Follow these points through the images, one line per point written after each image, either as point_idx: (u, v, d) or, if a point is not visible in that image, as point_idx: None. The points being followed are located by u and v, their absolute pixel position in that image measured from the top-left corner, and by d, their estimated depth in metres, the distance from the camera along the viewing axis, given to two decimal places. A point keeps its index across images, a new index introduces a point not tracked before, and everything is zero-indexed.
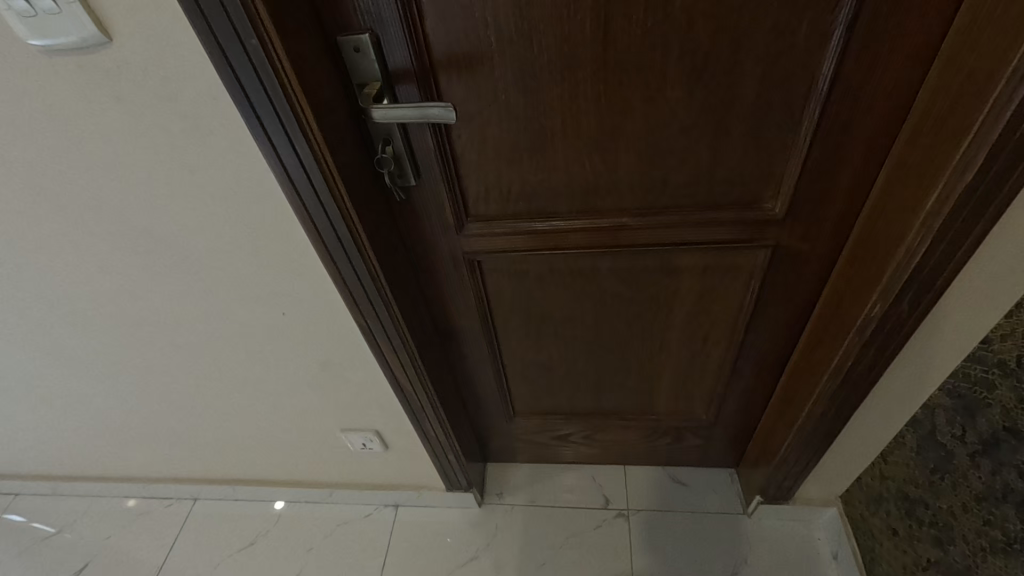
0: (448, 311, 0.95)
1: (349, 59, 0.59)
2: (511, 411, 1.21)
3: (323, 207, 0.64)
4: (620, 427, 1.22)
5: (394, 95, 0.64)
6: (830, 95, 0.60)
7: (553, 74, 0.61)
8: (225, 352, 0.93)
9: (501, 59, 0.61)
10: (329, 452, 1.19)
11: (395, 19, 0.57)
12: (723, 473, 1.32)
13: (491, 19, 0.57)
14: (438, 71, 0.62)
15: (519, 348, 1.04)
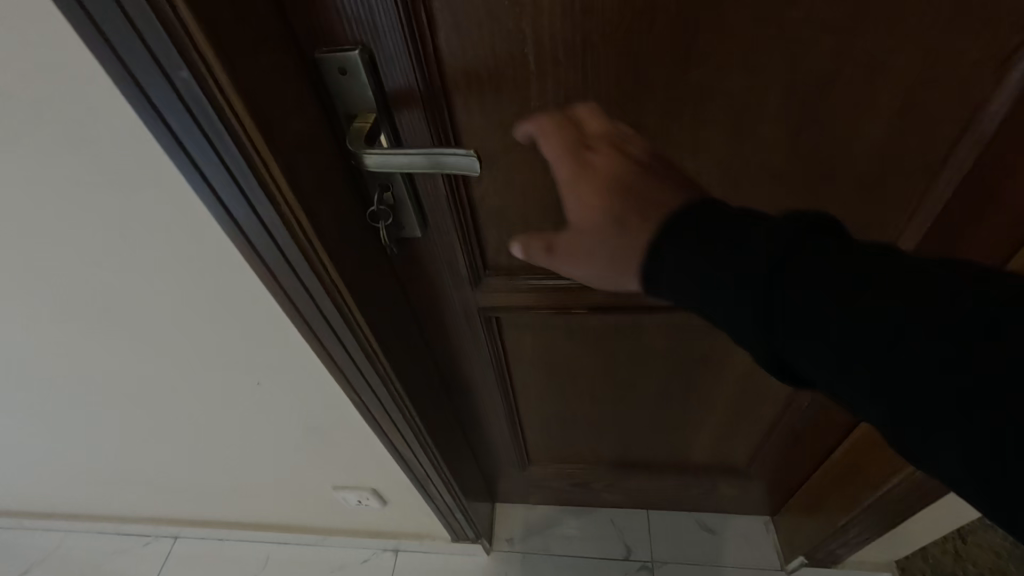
0: (457, 364, 0.81)
1: (333, 84, 0.43)
2: (525, 460, 1.08)
3: (297, 275, 0.49)
4: (649, 477, 1.09)
5: (395, 130, 0.47)
6: (992, 139, 0.44)
7: (611, 105, 0.46)
8: (193, 411, 0.79)
9: (540, 85, 0.44)
10: (320, 505, 1.06)
11: (396, 31, 0.41)
12: (757, 521, 1.19)
13: (532, 32, 0.41)
14: (455, 99, 0.46)
15: (539, 400, 0.90)
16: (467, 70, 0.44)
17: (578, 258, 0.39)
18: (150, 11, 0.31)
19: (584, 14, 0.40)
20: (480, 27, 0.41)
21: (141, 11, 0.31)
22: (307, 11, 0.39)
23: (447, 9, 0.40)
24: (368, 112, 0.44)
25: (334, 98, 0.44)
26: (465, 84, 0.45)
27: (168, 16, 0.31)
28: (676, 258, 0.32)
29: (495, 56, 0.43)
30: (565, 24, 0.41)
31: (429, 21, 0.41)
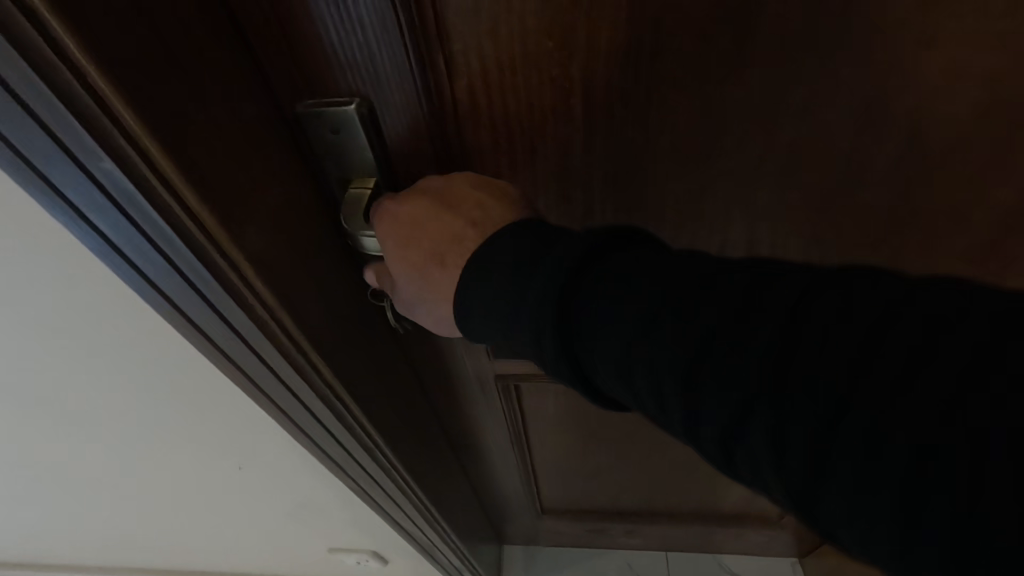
0: (467, 424, 0.72)
1: (324, 146, 0.33)
2: (539, 509, 1.00)
3: (285, 384, 0.39)
4: (671, 524, 1.01)
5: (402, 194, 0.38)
6: None
7: (675, 166, 0.36)
8: (165, 489, 0.69)
9: (587, 144, 0.35)
10: (315, 564, 0.96)
11: (405, 83, 0.31)
12: (784, 561, 1.12)
13: (583, 81, 0.32)
14: (477, 159, 0.36)
15: (557, 455, 0.82)
16: (495, 127, 0.34)
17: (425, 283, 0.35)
18: (43, 84, 0.20)
19: (654, 59, 0.30)
20: (515, 74, 0.31)
21: (31, 87, 0.20)
22: (286, 56, 0.30)
23: (474, 53, 0.30)
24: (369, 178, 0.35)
25: (325, 162, 0.34)
26: (493, 142, 0.35)
27: (73, 88, 0.20)
28: (483, 273, 0.31)
29: (533, 110, 0.33)
30: (629, 71, 0.31)
31: (449, 67, 0.31)
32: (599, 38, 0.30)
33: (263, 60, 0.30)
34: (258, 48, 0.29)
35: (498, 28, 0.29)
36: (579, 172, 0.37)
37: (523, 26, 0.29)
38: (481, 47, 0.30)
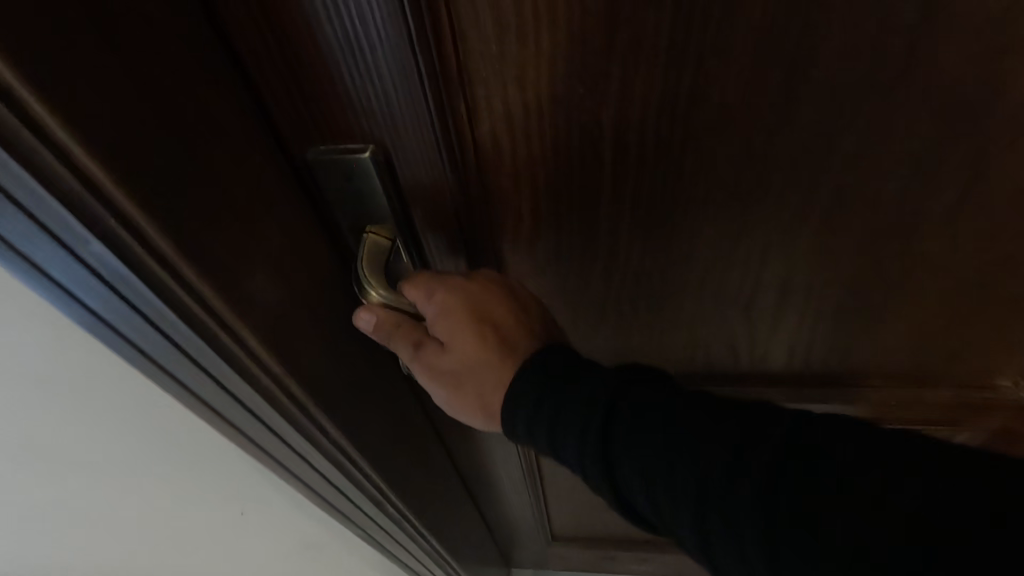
0: (478, 458, 0.70)
1: (335, 193, 0.31)
2: (548, 537, 0.97)
3: (289, 444, 0.36)
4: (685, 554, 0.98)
5: (416, 243, 0.36)
6: None
7: (708, 213, 0.34)
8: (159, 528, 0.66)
9: (616, 190, 0.33)
10: None
11: (423, 132, 0.29)
12: None
13: (614, 129, 0.29)
14: (497, 208, 0.34)
15: (568, 487, 0.80)
16: (517, 175, 0.32)
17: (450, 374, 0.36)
18: (22, 171, 0.18)
19: (692, 107, 0.28)
20: (541, 121, 0.29)
21: (8, 173, 0.18)
22: (295, 103, 0.27)
23: (499, 101, 0.28)
24: (382, 225, 0.33)
25: (336, 207, 0.32)
26: (514, 191, 0.33)
27: (55, 167, 0.19)
28: (522, 394, 0.35)
29: (560, 159, 0.31)
30: (664, 119, 0.29)
31: (471, 115, 0.29)
32: (633, 85, 0.27)
33: (272, 108, 0.28)
34: (267, 95, 0.27)
35: (525, 76, 0.27)
36: (605, 220, 0.35)
37: (553, 74, 0.27)
38: (507, 95, 0.28)
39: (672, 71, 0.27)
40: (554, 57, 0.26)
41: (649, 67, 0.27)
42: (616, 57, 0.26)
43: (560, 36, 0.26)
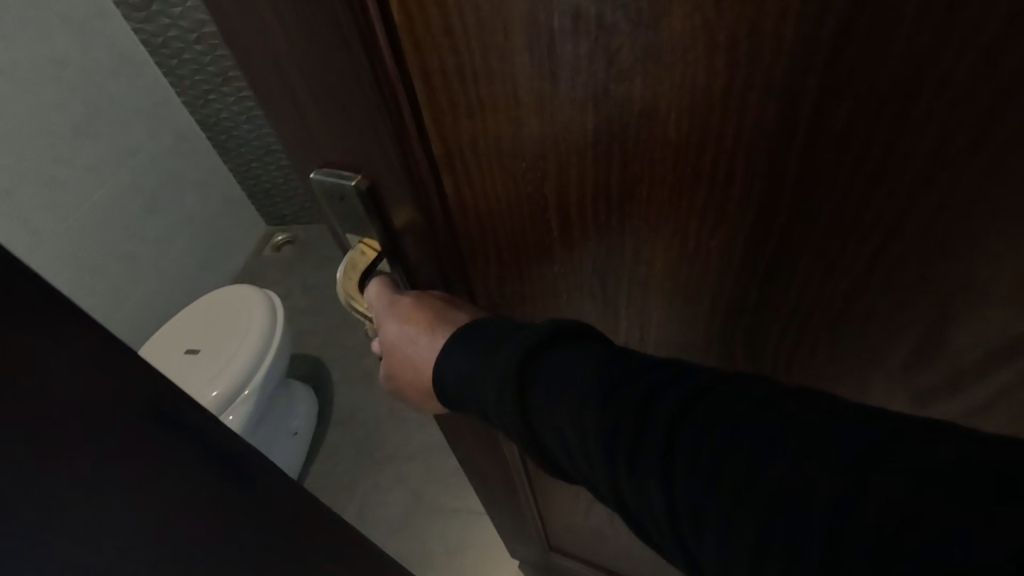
0: (476, 470, 0.77)
1: (333, 207, 0.39)
2: (548, 547, 1.02)
3: None
4: None
5: (403, 261, 0.43)
6: None
7: (658, 259, 0.42)
8: None
9: (572, 213, 0.39)
10: None
11: (393, 180, 0.35)
12: None
13: (557, 181, 0.37)
14: (469, 241, 0.41)
15: (561, 505, 0.83)
16: (483, 219, 0.40)
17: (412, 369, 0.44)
18: None
19: (624, 185, 0.36)
20: (492, 179, 0.37)
21: None
22: (304, 130, 0.35)
23: (458, 159, 0.35)
24: (370, 240, 0.40)
25: (336, 217, 0.40)
26: (480, 232, 0.40)
27: None
28: (460, 351, 0.39)
29: (515, 215, 0.39)
30: (600, 188, 0.37)
31: (438, 165, 0.36)
32: (568, 163, 0.35)
33: (295, 136, 0.36)
34: (292, 130, 0.36)
35: (470, 147, 0.35)
36: (570, 258, 0.43)
37: (497, 144, 0.34)
38: (461, 156, 0.35)
39: (601, 153, 0.35)
40: (497, 133, 0.34)
41: (579, 153, 0.35)
42: (548, 138, 0.34)
43: (496, 116, 0.33)
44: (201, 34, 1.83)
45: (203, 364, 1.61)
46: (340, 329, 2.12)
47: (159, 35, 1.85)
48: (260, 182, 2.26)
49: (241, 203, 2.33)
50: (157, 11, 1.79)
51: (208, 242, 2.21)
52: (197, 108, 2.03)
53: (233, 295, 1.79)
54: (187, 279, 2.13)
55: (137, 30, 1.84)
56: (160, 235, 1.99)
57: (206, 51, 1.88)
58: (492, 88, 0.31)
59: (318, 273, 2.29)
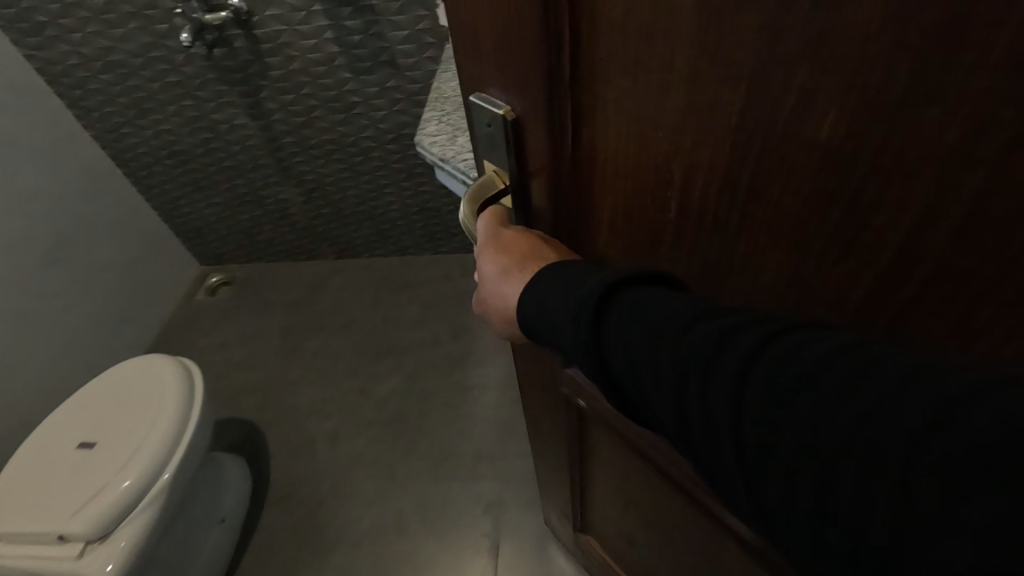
0: (542, 416, 0.93)
1: (483, 130, 0.52)
2: (577, 526, 1.18)
3: None
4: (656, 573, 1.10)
5: (526, 195, 0.55)
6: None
7: (767, 270, 0.43)
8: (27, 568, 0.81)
9: (679, 176, 0.43)
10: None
11: (540, 120, 0.46)
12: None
13: (676, 141, 0.40)
14: (592, 190, 0.51)
15: (595, 469, 0.93)
16: (608, 174, 0.48)
17: (489, 283, 0.53)
18: None
19: (754, 183, 0.38)
20: (625, 142, 0.44)
21: None
22: (486, 67, 0.48)
23: (601, 107, 0.44)
24: (504, 168, 0.54)
25: (484, 144, 0.54)
26: (599, 179, 0.49)
27: None
28: (543, 281, 0.47)
29: (640, 178, 0.46)
30: (723, 180, 0.40)
31: (584, 118, 0.45)
32: (703, 143, 0.39)
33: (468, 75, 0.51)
34: (467, 64, 0.50)
35: (613, 107, 0.43)
36: (679, 242, 0.48)
37: (637, 103, 0.41)
38: (605, 103, 0.43)
39: (739, 145, 0.37)
40: (642, 98, 0.40)
41: (719, 138, 0.38)
42: (689, 116, 0.38)
43: (647, 82, 0.39)
44: (107, 62, 1.68)
45: (100, 459, 1.33)
46: (278, 384, 1.94)
47: (57, 63, 1.68)
48: (188, 219, 2.21)
49: (164, 237, 2.24)
50: (51, 37, 1.62)
51: (132, 290, 2.10)
52: (109, 142, 1.92)
53: (140, 368, 1.52)
54: (109, 330, 1.99)
55: (30, 57, 1.68)
56: (65, 287, 1.83)
57: (115, 82, 1.73)
58: (651, 57, 0.37)
59: (255, 322, 2.17)
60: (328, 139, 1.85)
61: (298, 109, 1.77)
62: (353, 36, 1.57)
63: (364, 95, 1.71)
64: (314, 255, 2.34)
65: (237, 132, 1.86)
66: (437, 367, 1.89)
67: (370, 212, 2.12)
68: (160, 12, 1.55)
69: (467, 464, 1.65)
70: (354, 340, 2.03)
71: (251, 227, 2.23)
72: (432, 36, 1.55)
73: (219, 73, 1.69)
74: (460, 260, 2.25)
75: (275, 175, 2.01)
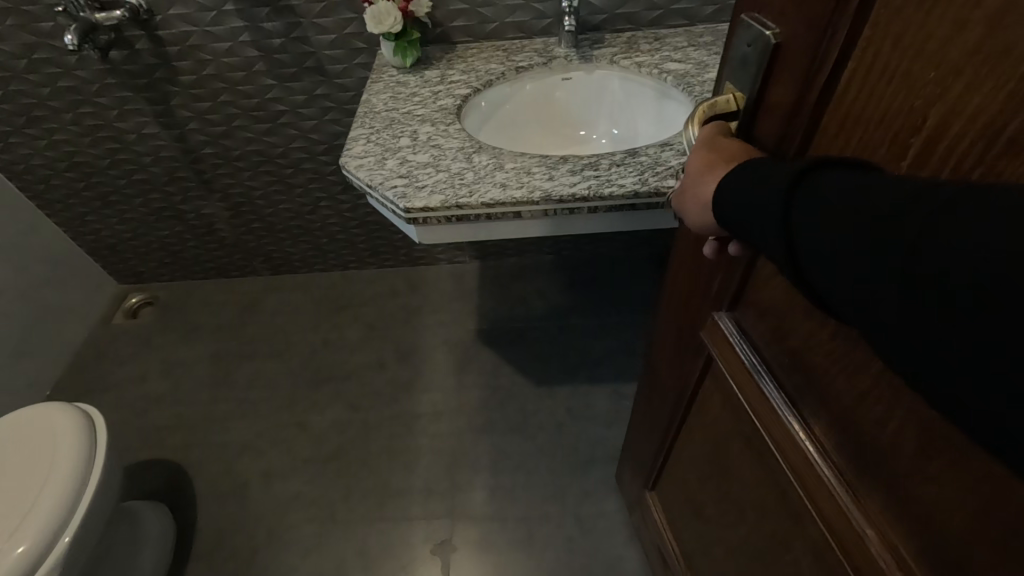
0: (664, 355, 1.02)
1: (740, 51, 0.56)
2: (649, 483, 1.25)
3: None
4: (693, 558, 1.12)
5: (757, 115, 0.57)
6: None
7: None
8: None
9: (924, 102, 0.39)
10: None
11: (808, 46, 0.48)
12: None
13: (948, 71, 0.37)
14: (822, 131, 0.50)
15: (690, 424, 0.99)
16: (846, 115, 0.46)
17: (685, 181, 0.56)
18: None
19: (1017, 139, 0.34)
20: (886, 82, 0.42)
21: None
22: None
23: (875, 35, 0.42)
24: (746, 88, 0.56)
25: (736, 65, 0.57)
26: (836, 109, 0.47)
27: None
28: (740, 173, 0.48)
29: (883, 122, 0.43)
30: (983, 132, 0.36)
31: (848, 55, 0.45)
32: (979, 86, 0.35)
33: None
34: None
35: (890, 40, 0.41)
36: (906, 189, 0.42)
37: (916, 31, 0.39)
38: (881, 32, 0.42)
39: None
40: (929, 31, 0.38)
41: (996, 68, 0.34)
42: (975, 58, 0.35)
43: (942, 17, 0.37)
44: None
45: None
46: (204, 422, 1.76)
47: None
48: (101, 238, 2.00)
49: (71, 258, 2.00)
50: None
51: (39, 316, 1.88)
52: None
53: (26, 422, 1.33)
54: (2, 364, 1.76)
55: None
56: None
57: None
58: None
59: (180, 350, 1.97)
60: (254, 150, 1.70)
61: (217, 118, 1.60)
62: (272, 39, 1.42)
63: (291, 103, 1.57)
64: (247, 272, 2.15)
65: (148, 143, 1.67)
66: (381, 395, 1.77)
67: (305, 227, 1.97)
68: (42, 8, 1.35)
69: (431, 482, 1.57)
70: (292, 369, 1.87)
71: (173, 244, 2.04)
72: (362, 42, 1.42)
73: (120, 78, 1.51)
74: (407, 274, 2.13)
75: (196, 189, 1.83)
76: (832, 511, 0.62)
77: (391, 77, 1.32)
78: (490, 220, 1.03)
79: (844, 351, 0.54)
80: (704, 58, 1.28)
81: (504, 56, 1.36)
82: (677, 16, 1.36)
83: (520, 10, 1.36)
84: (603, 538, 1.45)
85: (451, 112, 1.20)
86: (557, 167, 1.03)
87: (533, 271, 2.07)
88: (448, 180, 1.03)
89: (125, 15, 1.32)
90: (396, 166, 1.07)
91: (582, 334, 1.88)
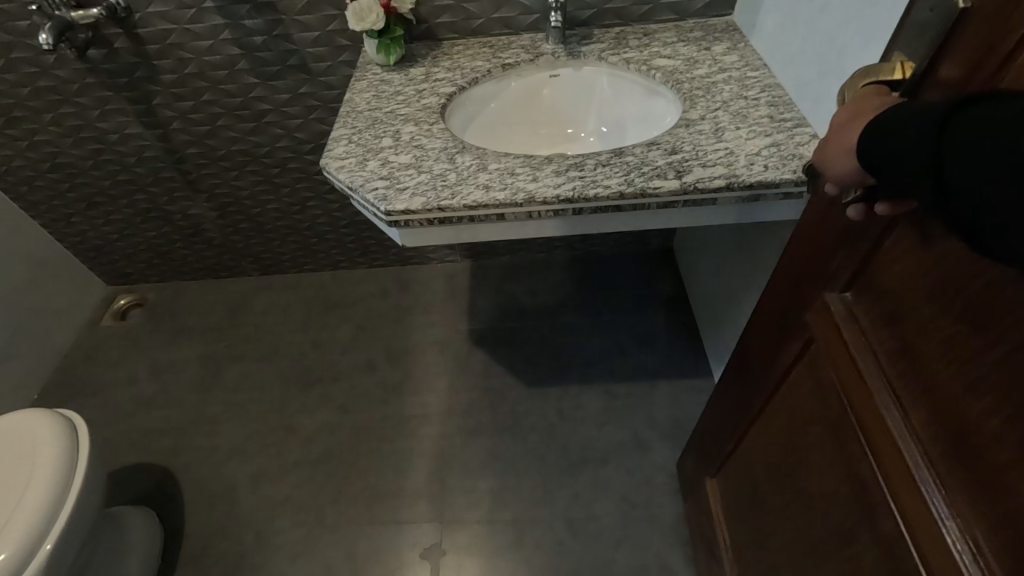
0: (754, 340, 1.00)
1: (920, 16, 0.52)
2: (715, 469, 1.24)
3: None
4: (747, 551, 1.10)
5: (924, 82, 0.54)
6: None
7: None
8: None
9: None
10: None
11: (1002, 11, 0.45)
12: None
13: None
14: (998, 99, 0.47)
15: (770, 412, 0.97)
16: None
17: (835, 135, 0.56)
18: None
19: None
20: None
21: None
22: None
23: None
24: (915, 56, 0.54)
25: (911, 30, 0.54)
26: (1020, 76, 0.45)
27: None
28: (895, 120, 0.48)
29: None
30: None
31: None
32: None
33: None
34: None
35: None
36: None
37: None
38: None
39: None
40: None
41: None
42: None
43: None
44: None
45: None
46: (191, 425, 1.75)
47: None
48: (87, 239, 1.97)
49: (58, 259, 1.98)
50: None
51: (25, 318, 1.86)
52: None
53: (7, 427, 1.32)
54: None
55: None
56: None
57: None
58: None
59: (169, 351, 1.96)
60: (239, 150, 1.67)
61: (200, 117, 1.58)
62: (254, 37, 1.39)
63: (275, 102, 1.54)
64: (236, 272, 2.13)
65: (130, 143, 1.65)
66: (371, 397, 1.76)
67: (294, 226, 1.94)
68: (16, 6, 1.31)
69: (420, 484, 1.56)
70: (283, 370, 1.86)
71: (160, 245, 2.01)
72: (346, 39, 1.39)
73: (99, 78, 1.48)
74: (399, 273, 2.11)
75: (181, 189, 1.80)
76: (910, 497, 0.61)
77: (374, 75, 1.29)
78: (473, 222, 1.01)
79: (966, 335, 0.52)
80: (693, 53, 1.25)
81: (491, 53, 1.33)
82: (668, 12, 1.34)
83: (507, 5, 1.33)
84: (597, 540, 1.44)
85: (433, 111, 1.17)
86: (541, 168, 1.01)
87: (525, 269, 2.05)
88: (430, 182, 1.01)
89: (103, 12, 1.29)
90: (378, 167, 1.05)
91: (570, 333, 1.86)
